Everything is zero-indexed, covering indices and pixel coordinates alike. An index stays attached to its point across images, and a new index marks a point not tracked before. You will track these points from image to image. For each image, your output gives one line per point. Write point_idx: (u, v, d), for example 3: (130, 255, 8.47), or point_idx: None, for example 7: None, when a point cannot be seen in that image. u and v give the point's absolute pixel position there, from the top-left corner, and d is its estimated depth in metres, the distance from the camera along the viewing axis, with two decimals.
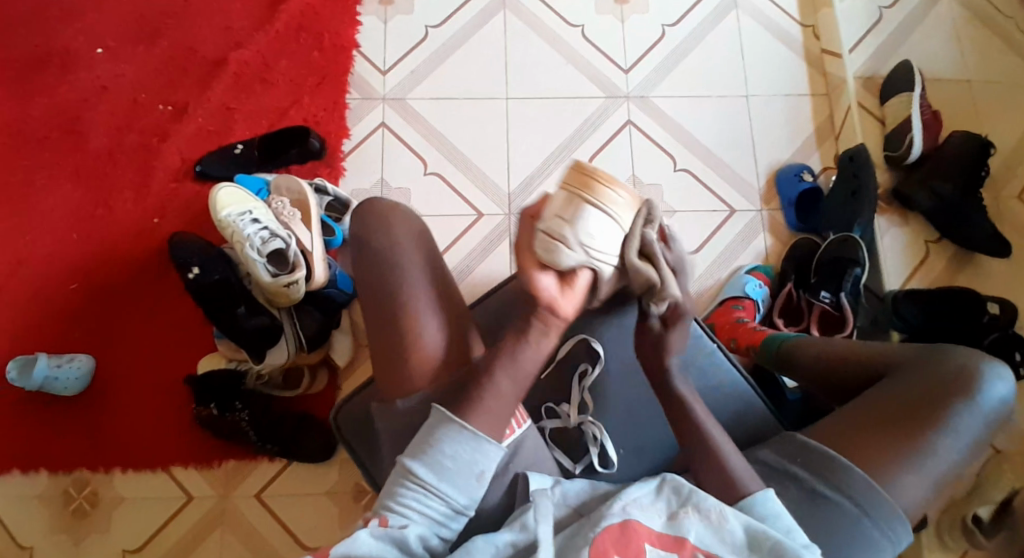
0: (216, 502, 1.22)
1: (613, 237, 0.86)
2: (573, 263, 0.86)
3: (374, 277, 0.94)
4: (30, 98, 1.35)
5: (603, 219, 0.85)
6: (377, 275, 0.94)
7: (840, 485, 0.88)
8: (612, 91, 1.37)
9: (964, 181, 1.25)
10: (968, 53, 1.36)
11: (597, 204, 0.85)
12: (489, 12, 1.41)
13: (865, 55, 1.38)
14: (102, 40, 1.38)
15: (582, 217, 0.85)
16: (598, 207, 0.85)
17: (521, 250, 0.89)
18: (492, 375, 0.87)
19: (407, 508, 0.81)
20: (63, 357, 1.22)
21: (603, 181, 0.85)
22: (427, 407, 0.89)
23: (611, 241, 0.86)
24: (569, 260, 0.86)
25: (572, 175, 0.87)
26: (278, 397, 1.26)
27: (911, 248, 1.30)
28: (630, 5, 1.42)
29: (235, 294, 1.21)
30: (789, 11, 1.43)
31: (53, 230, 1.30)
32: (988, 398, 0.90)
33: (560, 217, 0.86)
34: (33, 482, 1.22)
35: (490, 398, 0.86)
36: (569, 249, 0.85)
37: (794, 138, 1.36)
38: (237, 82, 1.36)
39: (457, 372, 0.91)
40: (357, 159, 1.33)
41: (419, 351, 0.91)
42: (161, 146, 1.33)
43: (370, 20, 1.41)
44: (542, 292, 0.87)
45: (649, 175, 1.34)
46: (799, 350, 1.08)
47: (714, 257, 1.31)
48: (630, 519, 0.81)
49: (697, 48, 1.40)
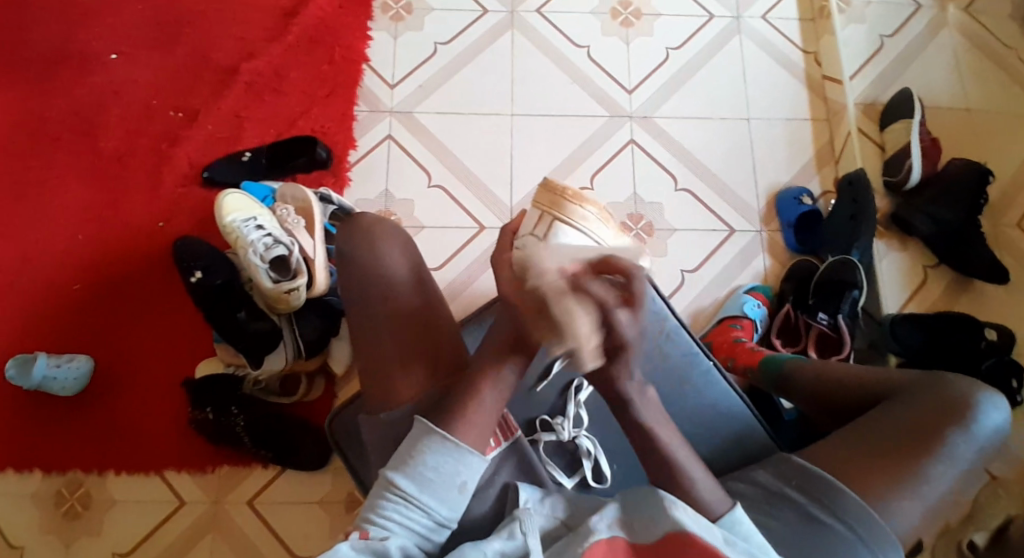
0: (208, 508, 1.22)
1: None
2: None
3: (362, 291, 0.95)
4: (42, 99, 1.37)
5: (579, 237, 0.89)
6: (364, 289, 0.95)
7: (834, 507, 0.88)
8: (616, 110, 1.39)
9: (967, 206, 1.26)
10: (968, 84, 1.38)
11: (569, 221, 0.89)
12: (497, 31, 1.44)
13: (865, 82, 1.40)
14: (117, 46, 1.41)
15: (558, 232, 0.88)
16: (570, 223, 0.89)
17: (499, 256, 0.89)
18: (478, 384, 0.89)
19: (389, 520, 0.83)
20: (63, 357, 1.23)
21: (572, 200, 0.90)
22: (410, 418, 0.90)
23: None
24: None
25: (542, 193, 0.91)
26: (274, 403, 1.27)
27: (908, 272, 1.31)
28: (636, 27, 1.44)
29: (235, 299, 1.22)
30: (792, 38, 1.45)
31: (59, 231, 1.31)
32: (982, 427, 0.90)
33: (536, 234, 0.88)
34: (25, 481, 1.22)
35: (476, 406, 0.87)
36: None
37: (796, 160, 1.38)
38: (248, 91, 1.38)
39: (437, 387, 0.91)
40: (363, 170, 1.35)
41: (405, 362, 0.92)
42: (170, 152, 1.35)
43: (380, 35, 1.43)
44: (527, 305, 0.87)
45: (651, 194, 1.35)
46: (798, 372, 1.08)
47: (713, 276, 1.32)
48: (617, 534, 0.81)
49: (700, 71, 1.42)
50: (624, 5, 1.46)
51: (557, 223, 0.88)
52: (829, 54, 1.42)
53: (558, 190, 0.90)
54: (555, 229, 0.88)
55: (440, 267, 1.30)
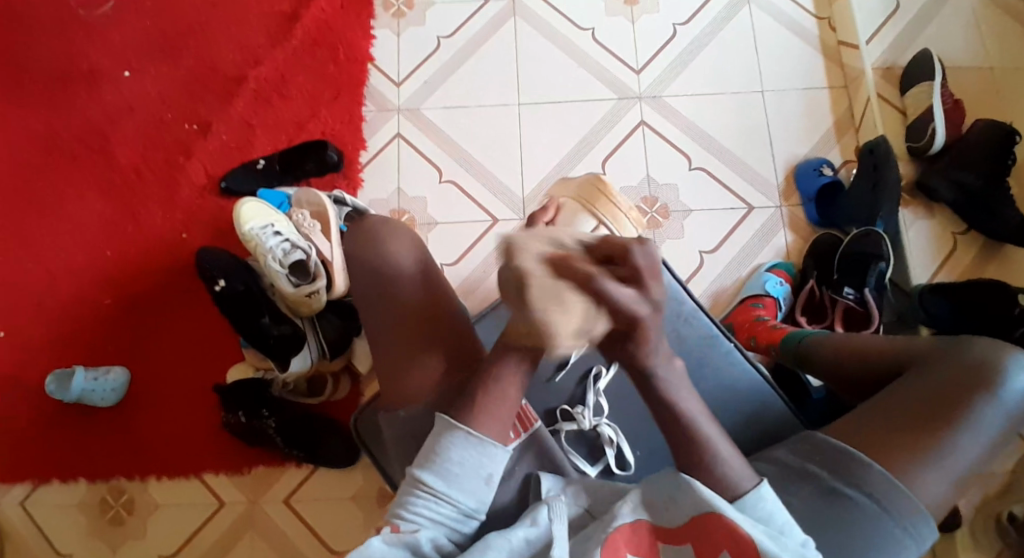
0: (246, 507, 1.26)
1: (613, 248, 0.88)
2: None
3: (370, 293, 0.96)
4: (62, 120, 1.41)
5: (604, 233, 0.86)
6: (372, 291, 0.96)
7: (862, 484, 0.86)
8: (624, 92, 1.37)
9: (989, 170, 1.21)
10: (991, 40, 1.32)
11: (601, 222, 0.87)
12: (499, 19, 1.42)
13: (882, 46, 1.35)
14: (129, 63, 1.43)
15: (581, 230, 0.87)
16: (600, 217, 0.86)
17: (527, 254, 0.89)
18: (492, 381, 0.88)
19: (417, 515, 0.84)
20: (99, 371, 1.28)
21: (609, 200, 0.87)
22: (428, 415, 0.92)
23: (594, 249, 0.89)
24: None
25: (588, 186, 0.90)
26: (304, 404, 1.29)
27: (937, 239, 1.27)
28: (640, 4, 1.41)
29: (260, 305, 1.25)
30: (803, 4, 1.40)
31: (87, 248, 1.35)
32: (1012, 393, 0.87)
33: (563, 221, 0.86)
34: (73, 489, 1.27)
35: (495, 407, 0.88)
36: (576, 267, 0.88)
37: (814, 130, 1.34)
38: (258, 98, 1.39)
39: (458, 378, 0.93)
40: (376, 169, 1.36)
41: (415, 353, 0.94)
42: (187, 164, 1.37)
43: (383, 33, 1.43)
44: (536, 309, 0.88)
45: (664, 174, 1.33)
46: (820, 346, 1.06)
47: (733, 255, 1.29)
48: (641, 519, 0.82)
49: (709, 46, 1.39)
50: None
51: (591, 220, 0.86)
52: (842, 17, 1.37)
53: (604, 188, 0.88)
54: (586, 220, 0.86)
55: (454, 263, 1.30)
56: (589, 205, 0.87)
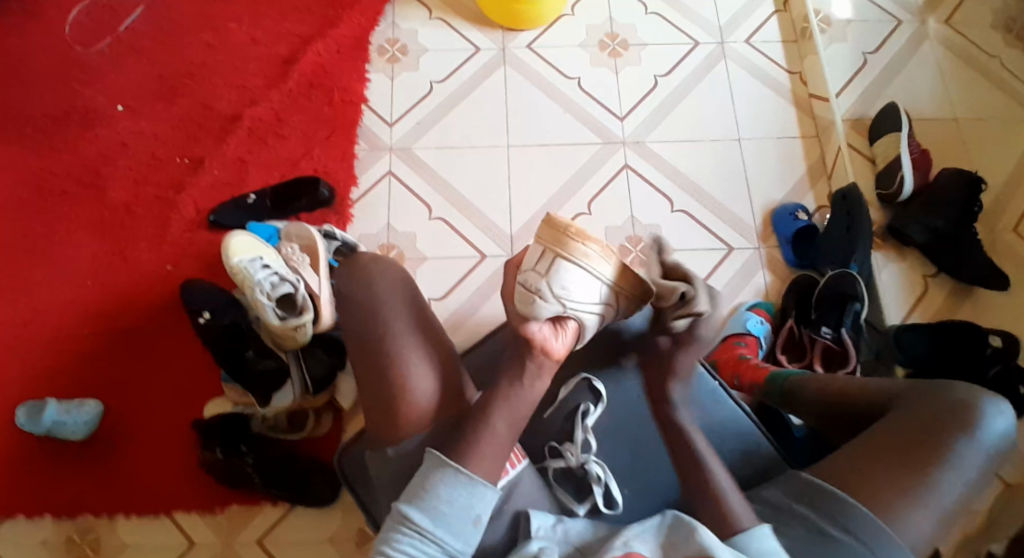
0: (218, 549, 1.21)
1: (588, 289, 0.98)
2: (552, 314, 0.97)
3: (356, 326, 0.96)
4: (53, 152, 1.41)
5: (577, 272, 0.97)
6: (358, 324, 0.96)
7: (849, 526, 0.86)
8: (608, 137, 1.42)
9: (958, 215, 1.28)
10: (954, 96, 1.41)
11: (572, 259, 0.97)
12: (490, 67, 1.48)
13: (851, 100, 1.43)
14: (125, 99, 1.45)
15: (560, 270, 0.97)
16: (571, 261, 0.97)
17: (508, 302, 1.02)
18: (489, 415, 0.89)
19: (402, 553, 0.83)
20: (73, 403, 1.24)
21: (577, 238, 0.98)
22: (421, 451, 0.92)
23: (587, 293, 0.98)
24: (544, 311, 0.97)
25: (547, 231, 0.99)
26: (285, 441, 1.27)
27: (908, 282, 1.32)
28: (623, 58, 1.49)
29: (245, 337, 1.24)
30: (776, 61, 1.49)
31: (70, 278, 1.34)
32: (989, 433, 0.89)
33: (536, 272, 0.98)
34: (37, 527, 1.22)
35: (488, 437, 0.88)
36: (546, 301, 0.97)
37: (788, 177, 1.40)
38: (252, 135, 1.42)
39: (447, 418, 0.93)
40: (366, 206, 1.38)
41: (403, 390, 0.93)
42: (177, 197, 1.38)
43: (378, 77, 1.48)
44: (536, 337, 0.92)
45: (647, 216, 1.37)
46: (803, 386, 1.07)
47: (715, 295, 1.32)
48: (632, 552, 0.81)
49: (688, 97, 1.46)
50: (612, 37, 1.50)
51: (558, 259, 0.97)
52: (813, 73, 1.46)
53: (561, 227, 0.97)
54: (558, 269, 0.97)
55: (442, 297, 1.32)
56: (556, 252, 0.97)
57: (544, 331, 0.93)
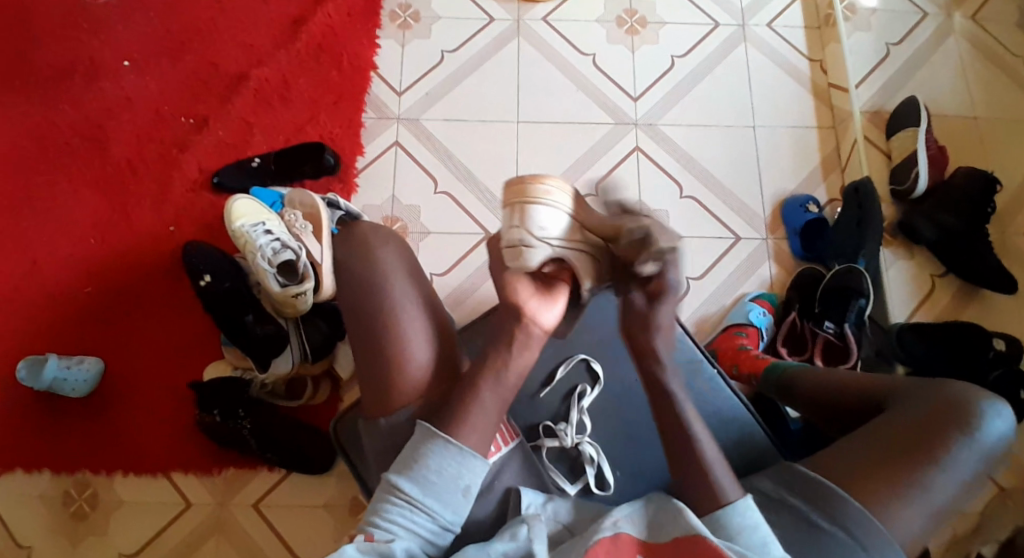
0: (214, 509, 1.23)
1: (569, 225, 0.88)
2: (543, 259, 0.88)
3: (353, 301, 0.94)
4: (57, 105, 1.39)
5: (552, 211, 0.87)
6: (355, 299, 0.94)
7: (835, 516, 0.86)
8: (621, 117, 1.40)
9: (969, 214, 1.26)
10: (975, 92, 1.37)
11: (539, 200, 0.87)
12: (503, 39, 1.45)
13: (871, 90, 1.40)
14: (130, 54, 1.43)
15: (532, 213, 0.87)
16: (540, 201, 0.87)
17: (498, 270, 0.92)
18: (477, 389, 0.87)
19: (392, 523, 0.83)
20: (72, 360, 1.24)
21: (532, 180, 0.87)
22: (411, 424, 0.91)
23: (564, 226, 0.88)
24: (539, 256, 0.88)
25: (510, 189, 0.89)
26: (281, 406, 1.27)
27: (915, 281, 1.30)
28: (640, 36, 1.45)
29: (244, 301, 1.23)
30: (798, 46, 1.45)
31: (71, 234, 1.33)
32: (986, 436, 0.88)
33: (514, 228, 0.88)
34: (35, 480, 1.23)
35: (476, 410, 0.87)
36: (534, 249, 0.88)
37: (801, 168, 1.38)
38: (258, 97, 1.40)
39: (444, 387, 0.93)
40: (371, 176, 1.36)
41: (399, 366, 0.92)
42: (180, 157, 1.37)
43: (388, 43, 1.45)
44: (524, 307, 0.89)
45: (655, 200, 1.35)
46: (801, 379, 1.07)
47: (719, 282, 1.32)
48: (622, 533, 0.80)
49: (705, 79, 1.43)
50: (629, 14, 1.47)
51: (527, 205, 0.87)
52: (834, 61, 1.42)
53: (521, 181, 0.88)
54: (529, 213, 0.87)
55: (443, 274, 1.31)
56: (519, 205, 0.87)
57: (536, 303, 0.89)
